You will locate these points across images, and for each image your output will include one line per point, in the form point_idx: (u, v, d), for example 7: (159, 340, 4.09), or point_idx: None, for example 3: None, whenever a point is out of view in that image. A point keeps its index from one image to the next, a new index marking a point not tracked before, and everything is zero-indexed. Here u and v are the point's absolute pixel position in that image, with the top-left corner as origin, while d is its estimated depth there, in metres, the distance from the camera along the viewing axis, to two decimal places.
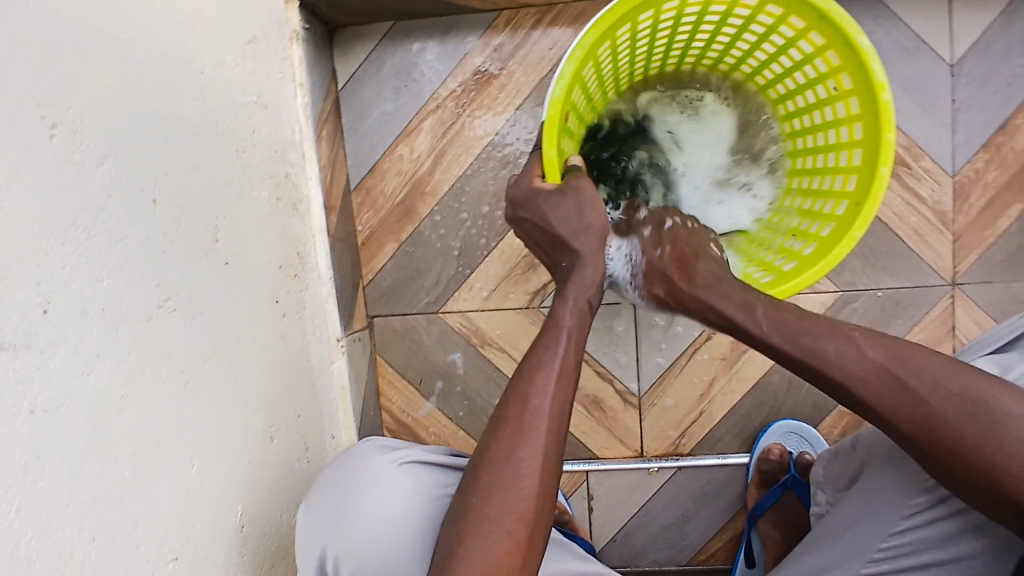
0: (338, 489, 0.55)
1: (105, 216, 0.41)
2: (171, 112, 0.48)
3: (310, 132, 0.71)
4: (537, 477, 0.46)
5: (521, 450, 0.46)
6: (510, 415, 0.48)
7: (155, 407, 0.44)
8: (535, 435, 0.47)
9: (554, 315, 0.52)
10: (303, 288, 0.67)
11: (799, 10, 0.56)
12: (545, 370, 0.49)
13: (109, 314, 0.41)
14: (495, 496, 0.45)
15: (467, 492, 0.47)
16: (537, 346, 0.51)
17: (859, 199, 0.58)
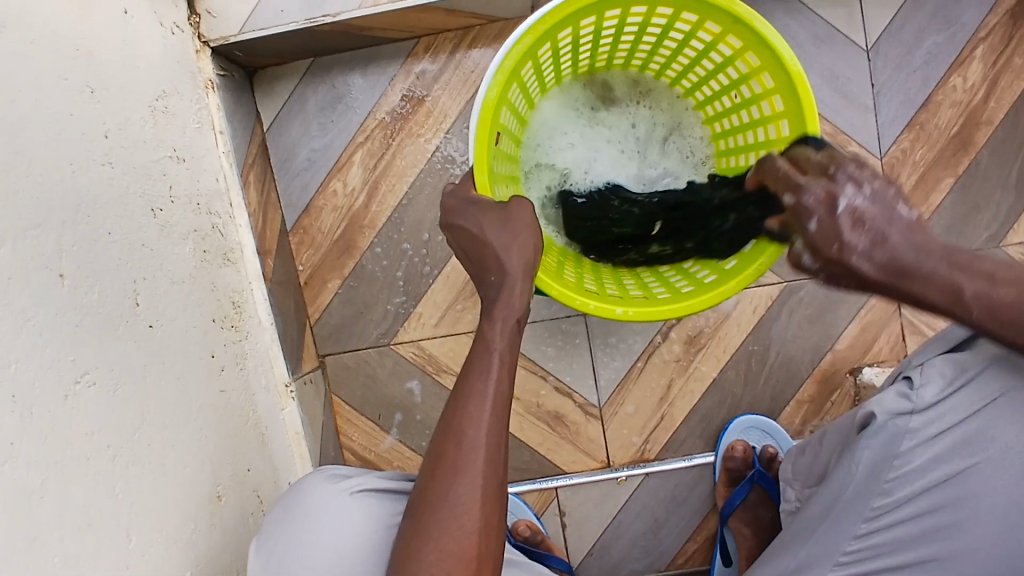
0: (290, 527, 0.52)
1: (7, 301, 0.39)
2: (74, 182, 0.47)
3: (235, 178, 0.70)
4: (478, 512, 0.45)
5: (458, 488, 0.46)
6: (447, 450, 0.47)
7: (81, 488, 0.43)
8: (471, 469, 0.46)
9: (485, 337, 0.51)
10: (242, 339, 0.66)
11: (714, 14, 0.56)
12: (479, 398, 0.48)
13: (21, 401, 0.39)
14: (433, 540, 0.45)
15: (409, 536, 0.46)
16: (470, 372, 0.50)
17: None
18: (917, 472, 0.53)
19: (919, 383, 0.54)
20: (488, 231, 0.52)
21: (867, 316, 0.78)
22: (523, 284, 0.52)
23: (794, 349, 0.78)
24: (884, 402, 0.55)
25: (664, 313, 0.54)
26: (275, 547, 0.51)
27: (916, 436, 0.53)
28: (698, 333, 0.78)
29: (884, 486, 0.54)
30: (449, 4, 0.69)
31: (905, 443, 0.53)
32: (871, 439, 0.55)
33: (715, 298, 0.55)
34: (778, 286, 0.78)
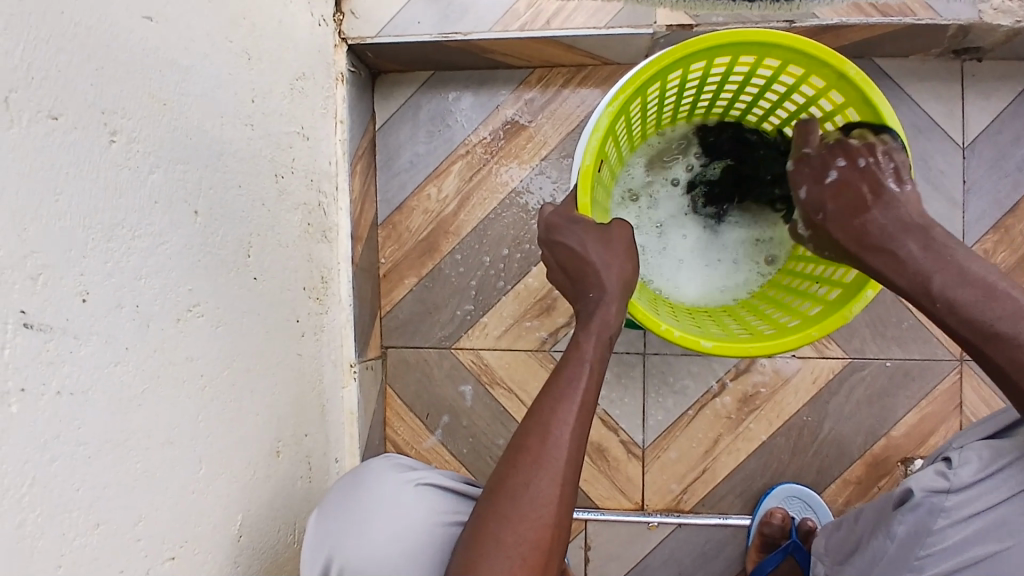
0: (350, 503, 0.53)
1: (148, 221, 0.44)
2: (220, 135, 0.52)
3: (345, 165, 0.74)
4: (555, 507, 0.47)
5: (540, 479, 0.47)
6: (530, 446, 0.48)
7: (169, 407, 0.45)
8: (554, 464, 0.47)
9: (578, 345, 0.53)
10: (323, 312, 0.70)
11: (820, 69, 0.57)
12: (567, 402, 0.49)
13: (142, 312, 0.43)
14: (512, 523, 0.46)
15: (484, 516, 0.47)
16: (559, 374, 0.51)
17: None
18: (949, 550, 0.53)
19: (957, 463, 0.55)
20: (595, 246, 0.55)
21: (927, 407, 0.78)
22: (615, 306, 0.54)
23: (848, 427, 0.78)
24: (921, 481, 0.56)
25: (744, 350, 0.56)
26: (336, 516, 0.53)
27: (951, 515, 0.53)
28: (754, 393, 0.79)
29: (915, 562, 0.55)
30: (572, 40, 0.74)
31: (938, 522, 0.54)
32: (903, 517, 0.56)
33: (799, 339, 0.55)
34: (842, 361, 0.78)
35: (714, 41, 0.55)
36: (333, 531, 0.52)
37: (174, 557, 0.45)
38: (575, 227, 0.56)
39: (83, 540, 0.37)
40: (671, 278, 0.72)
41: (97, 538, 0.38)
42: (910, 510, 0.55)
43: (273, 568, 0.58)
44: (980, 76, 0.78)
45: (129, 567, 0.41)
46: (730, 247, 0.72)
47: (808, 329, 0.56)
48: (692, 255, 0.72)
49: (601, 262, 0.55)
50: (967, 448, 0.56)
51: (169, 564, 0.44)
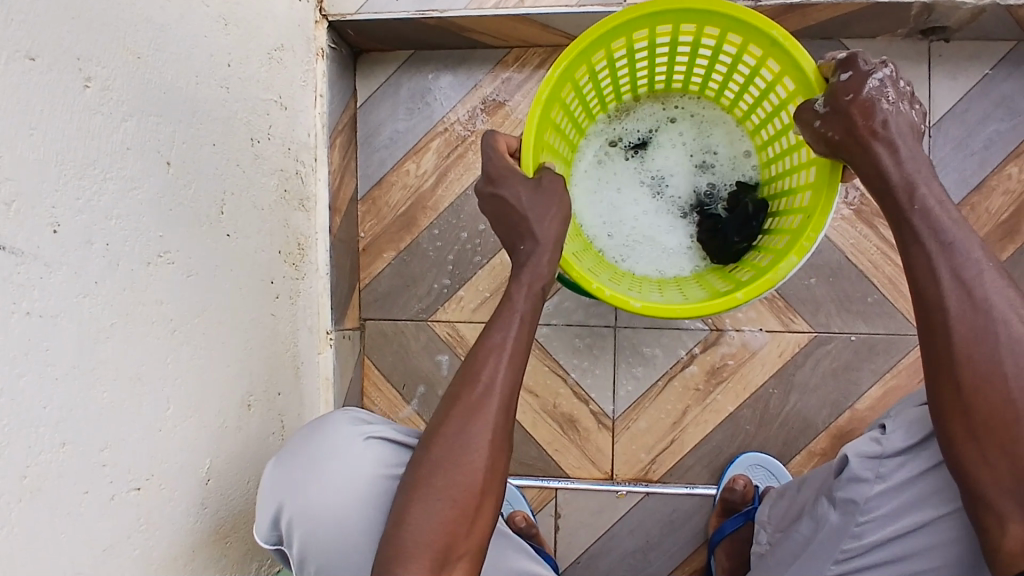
0: (302, 456, 0.56)
1: (121, 165, 0.46)
2: (195, 93, 0.54)
3: (324, 138, 0.77)
4: (486, 452, 0.50)
5: (471, 427, 0.50)
6: (462, 397, 0.52)
7: (138, 344, 0.47)
8: (484, 413, 0.51)
9: (510, 296, 0.54)
10: (299, 278, 0.72)
11: (754, 37, 0.59)
12: (497, 353, 0.52)
13: (112, 250, 0.45)
14: (444, 469, 0.50)
15: (417, 464, 0.51)
16: (493, 324, 0.54)
17: (811, 211, 0.57)
18: (887, 516, 0.56)
19: (891, 429, 0.58)
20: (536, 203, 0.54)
21: (891, 380, 0.79)
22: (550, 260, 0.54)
23: (813, 400, 0.80)
24: (857, 447, 0.58)
25: (671, 312, 0.54)
26: (288, 469, 0.55)
27: (887, 480, 0.56)
28: (722, 365, 0.81)
29: (855, 529, 0.57)
30: (544, 18, 0.76)
31: (875, 488, 0.56)
32: (842, 485, 0.58)
33: (726, 304, 0.54)
34: (807, 334, 0.80)
35: (652, 9, 0.57)
36: (283, 477, 0.55)
37: (139, 489, 0.47)
38: (510, 181, 0.55)
39: (49, 456, 0.39)
40: (620, 248, 0.73)
41: (63, 457, 0.40)
42: (848, 479, 0.58)
43: (242, 518, 0.61)
44: (944, 59, 0.81)
45: (94, 490, 0.43)
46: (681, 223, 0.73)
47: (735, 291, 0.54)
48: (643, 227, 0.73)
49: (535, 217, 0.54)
50: (905, 412, 0.58)
51: (135, 495, 0.46)
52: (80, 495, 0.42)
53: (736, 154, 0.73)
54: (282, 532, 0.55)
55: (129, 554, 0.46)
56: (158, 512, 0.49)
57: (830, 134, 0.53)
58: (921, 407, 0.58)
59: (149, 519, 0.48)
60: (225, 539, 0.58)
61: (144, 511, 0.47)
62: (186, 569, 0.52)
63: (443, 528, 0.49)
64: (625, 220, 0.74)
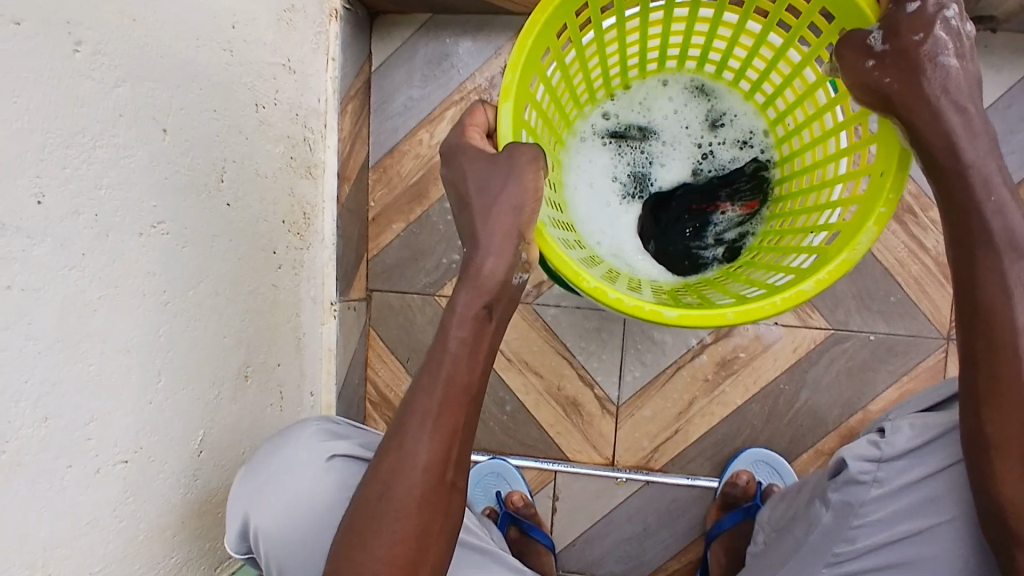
0: (268, 468, 0.56)
1: (113, 133, 0.45)
2: (195, 56, 0.52)
3: (335, 104, 0.75)
4: (412, 517, 0.46)
5: (394, 490, 0.46)
6: (390, 451, 0.46)
7: (127, 316, 0.46)
8: (407, 475, 0.46)
9: (445, 325, 0.46)
10: (304, 247, 0.71)
11: None
12: (424, 403, 0.46)
13: (102, 221, 0.44)
14: (367, 538, 0.46)
15: (347, 528, 0.47)
16: (425, 363, 0.47)
17: (885, 171, 0.47)
18: (881, 522, 0.56)
19: (890, 431, 0.57)
20: (483, 192, 0.45)
21: (907, 384, 0.77)
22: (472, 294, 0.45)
23: (824, 399, 0.78)
24: (854, 449, 0.58)
25: (722, 317, 0.44)
26: (252, 482, 0.55)
27: (885, 484, 0.56)
28: (732, 357, 0.78)
29: (849, 533, 0.56)
30: None
31: (872, 491, 0.56)
32: (837, 487, 0.57)
33: (793, 299, 0.44)
34: (824, 331, 0.77)
35: None
36: (249, 493, 0.55)
37: (126, 461, 0.47)
38: (460, 158, 0.47)
39: (30, 430, 0.39)
40: (625, 253, 0.62)
41: (45, 432, 0.40)
42: (844, 481, 0.57)
43: None
44: (994, 46, 0.75)
45: (78, 464, 0.43)
46: (695, 217, 0.63)
47: (801, 284, 0.44)
48: (653, 225, 0.62)
49: (482, 204, 0.45)
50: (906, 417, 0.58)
51: (122, 467, 0.46)
52: (63, 469, 0.42)
53: (747, 131, 0.64)
54: (252, 544, 0.55)
55: (114, 525, 0.46)
56: (147, 483, 0.49)
57: (887, 81, 0.44)
58: (919, 414, 0.57)
59: (136, 490, 0.48)
60: (217, 510, 0.58)
61: (131, 482, 0.47)
62: (175, 538, 0.53)
63: None
64: (631, 215, 0.63)
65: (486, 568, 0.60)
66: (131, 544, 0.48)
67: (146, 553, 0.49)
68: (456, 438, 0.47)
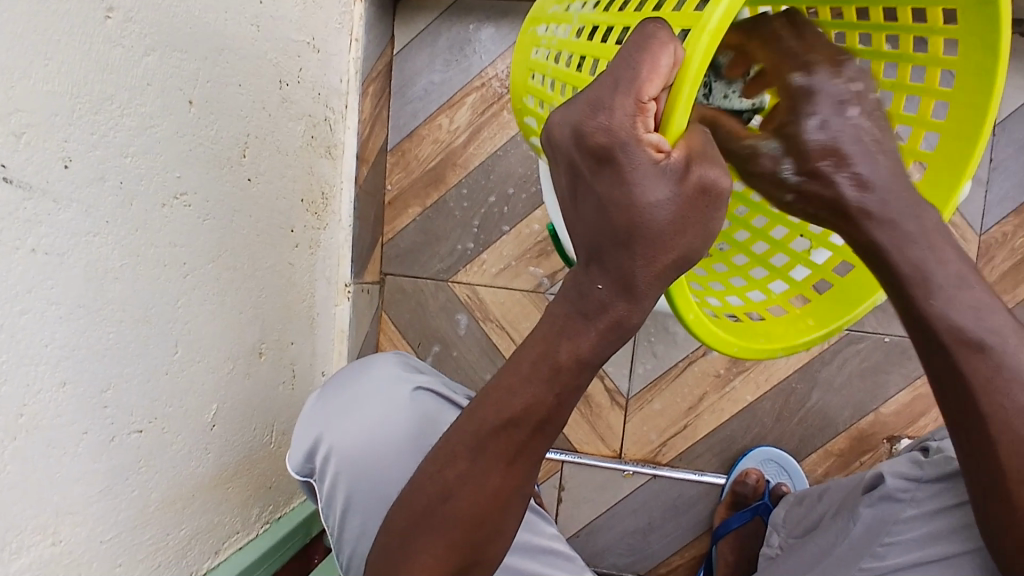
0: (342, 397, 0.57)
1: (140, 102, 0.44)
2: (222, 29, 0.52)
3: (356, 84, 0.74)
4: (473, 526, 0.43)
5: (460, 499, 0.43)
6: (461, 458, 0.43)
7: (149, 285, 0.47)
8: (478, 489, 0.42)
9: (554, 342, 0.40)
10: (321, 227, 0.71)
11: None
12: (517, 425, 0.41)
13: (126, 189, 0.44)
14: (421, 533, 0.44)
15: (400, 517, 0.45)
16: (520, 372, 0.41)
17: (926, 206, 0.51)
18: (914, 542, 0.55)
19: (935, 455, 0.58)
20: (659, 230, 0.33)
21: (921, 389, 0.76)
22: (594, 339, 0.38)
23: (836, 399, 0.78)
24: (895, 467, 0.59)
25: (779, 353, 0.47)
26: (326, 409, 0.56)
27: (920, 505, 0.56)
28: None
29: (879, 548, 0.56)
30: None
31: (908, 510, 0.56)
32: (872, 502, 0.58)
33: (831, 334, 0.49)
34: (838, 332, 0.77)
35: None
36: (325, 417, 0.56)
37: (141, 431, 0.47)
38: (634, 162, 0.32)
39: (49, 394, 0.39)
40: None
41: (63, 397, 0.40)
42: (881, 496, 0.58)
43: (246, 463, 0.61)
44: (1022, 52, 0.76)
45: (93, 430, 0.43)
46: None
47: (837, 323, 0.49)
48: None
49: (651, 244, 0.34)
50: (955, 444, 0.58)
51: (136, 437, 0.46)
52: (78, 435, 0.42)
53: None
54: (316, 466, 0.55)
55: (126, 494, 0.46)
56: (161, 453, 0.49)
57: None
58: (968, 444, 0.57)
59: (148, 460, 0.48)
60: (228, 483, 0.58)
61: (145, 452, 0.48)
62: (185, 511, 0.53)
63: None
64: None
65: (535, 532, 0.60)
66: (142, 513, 0.48)
67: (156, 523, 0.50)
68: (531, 460, 0.43)
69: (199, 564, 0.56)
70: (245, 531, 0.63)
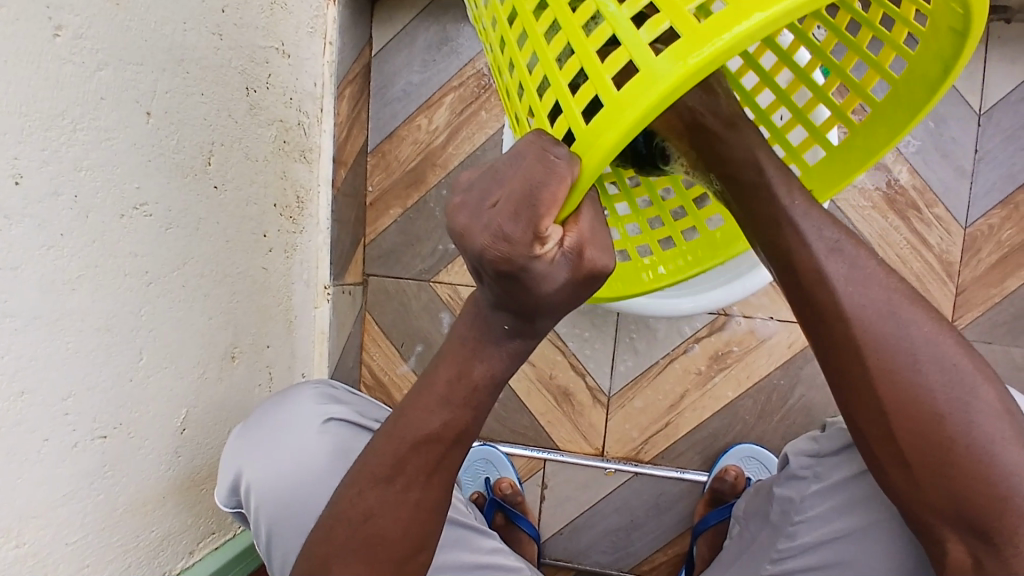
0: (261, 419, 0.57)
1: (94, 116, 0.45)
2: (182, 40, 0.53)
3: (332, 87, 0.75)
4: (398, 544, 0.44)
5: (382, 519, 0.44)
6: (379, 478, 0.44)
7: (109, 296, 0.47)
8: (398, 509, 0.44)
9: (461, 376, 0.41)
10: (296, 231, 0.72)
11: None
12: (435, 447, 0.43)
13: (82, 202, 0.45)
14: (343, 556, 0.44)
15: (321, 538, 0.45)
16: (427, 397, 0.42)
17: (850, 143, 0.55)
18: (818, 518, 0.57)
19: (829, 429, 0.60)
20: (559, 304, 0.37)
21: None
22: (505, 361, 0.41)
23: (819, 396, 0.77)
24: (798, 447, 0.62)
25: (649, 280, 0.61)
26: (246, 436, 0.56)
27: (822, 480, 0.58)
28: (726, 351, 0.78)
29: (791, 528, 0.59)
30: None
31: (812, 486, 0.59)
32: (782, 483, 0.62)
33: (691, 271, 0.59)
34: None
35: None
36: (245, 450, 0.56)
37: (106, 437, 0.48)
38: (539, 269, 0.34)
39: (6, 405, 0.40)
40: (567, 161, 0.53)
41: (21, 406, 0.41)
42: (789, 477, 0.62)
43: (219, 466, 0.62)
44: (1008, 39, 0.75)
45: (54, 436, 0.44)
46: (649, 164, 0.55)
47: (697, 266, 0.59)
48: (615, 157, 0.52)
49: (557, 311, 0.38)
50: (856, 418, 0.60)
51: (100, 443, 0.48)
52: (39, 442, 0.43)
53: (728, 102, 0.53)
54: (241, 499, 0.56)
55: (92, 498, 0.47)
56: (127, 458, 0.50)
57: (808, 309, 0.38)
58: None
59: (115, 465, 0.49)
60: (201, 486, 0.60)
61: (111, 456, 0.49)
62: (156, 513, 0.54)
63: None
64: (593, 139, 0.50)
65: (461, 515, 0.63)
66: (110, 516, 0.49)
67: (125, 526, 0.51)
68: (448, 478, 0.45)
69: (172, 564, 0.57)
70: (220, 532, 0.64)
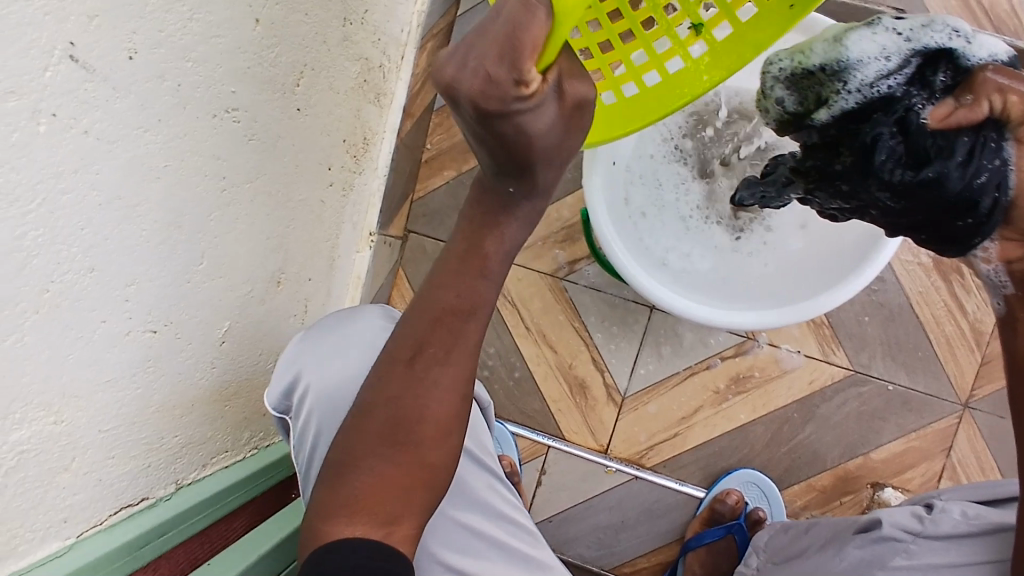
0: (325, 331, 0.59)
1: (210, 9, 0.45)
2: None
3: (416, 38, 0.75)
4: (429, 424, 0.45)
5: (412, 398, 0.44)
6: (405, 358, 0.45)
7: (185, 192, 0.47)
8: (423, 384, 0.44)
9: (479, 247, 0.43)
10: (357, 171, 0.71)
11: None
12: (455, 318, 0.44)
13: (181, 91, 0.44)
14: (378, 438, 0.45)
15: (355, 423, 0.46)
16: (450, 275, 0.44)
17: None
18: None
19: (936, 513, 0.62)
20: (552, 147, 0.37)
21: (913, 441, 0.77)
22: (510, 220, 0.42)
23: (828, 436, 0.78)
24: (895, 518, 0.62)
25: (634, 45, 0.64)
26: (310, 344, 0.58)
27: (912, 557, 0.59)
28: (747, 375, 0.79)
29: None
30: None
31: (897, 559, 0.59)
32: (862, 544, 0.61)
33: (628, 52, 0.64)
34: (844, 371, 0.78)
35: None
36: (307, 356, 0.58)
37: (154, 332, 0.47)
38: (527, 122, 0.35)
39: (76, 277, 0.39)
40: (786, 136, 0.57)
41: (88, 282, 0.40)
42: (876, 539, 0.61)
43: (245, 385, 0.62)
44: None
45: (110, 320, 0.43)
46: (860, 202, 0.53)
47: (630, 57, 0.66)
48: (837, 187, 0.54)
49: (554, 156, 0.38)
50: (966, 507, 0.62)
51: (149, 337, 0.47)
52: (97, 322, 0.42)
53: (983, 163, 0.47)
54: (294, 403, 0.57)
55: (132, 389, 0.47)
56: (167, 359, 0.50)
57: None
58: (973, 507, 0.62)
59: (156, 360, 0.48)
60: (226, 402, 0.59)
61: (154, 351, 0.48)
62: (182, 418, 0.53)
63: (366, 493, 0.45)
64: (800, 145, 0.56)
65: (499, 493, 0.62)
66: (142, 411, 0.48)
67: (153, 425, 0.50)
68: (467, 350, 0.45)
69: (185, 474, 0.56)
70: (233, 452, 0.64)
